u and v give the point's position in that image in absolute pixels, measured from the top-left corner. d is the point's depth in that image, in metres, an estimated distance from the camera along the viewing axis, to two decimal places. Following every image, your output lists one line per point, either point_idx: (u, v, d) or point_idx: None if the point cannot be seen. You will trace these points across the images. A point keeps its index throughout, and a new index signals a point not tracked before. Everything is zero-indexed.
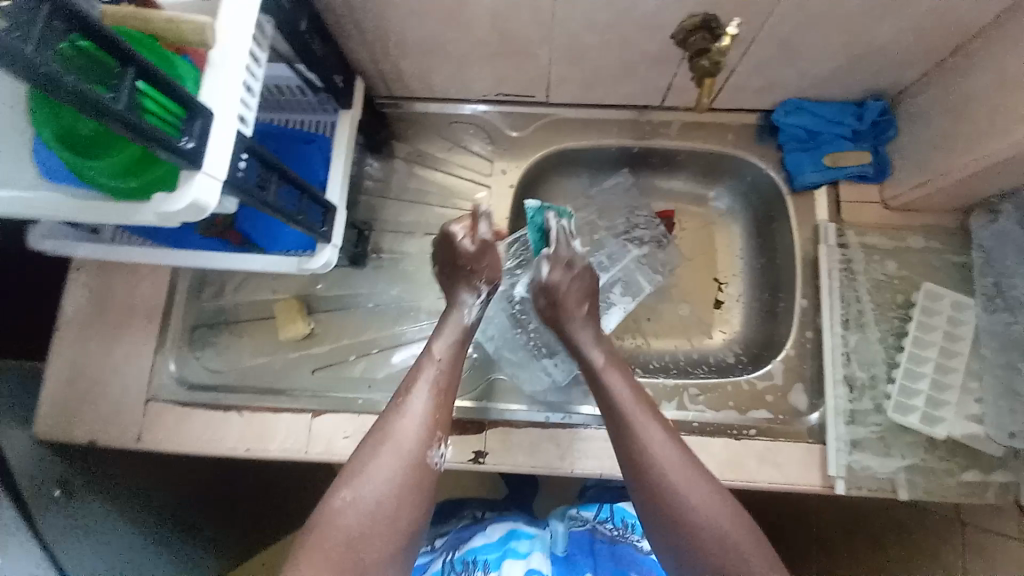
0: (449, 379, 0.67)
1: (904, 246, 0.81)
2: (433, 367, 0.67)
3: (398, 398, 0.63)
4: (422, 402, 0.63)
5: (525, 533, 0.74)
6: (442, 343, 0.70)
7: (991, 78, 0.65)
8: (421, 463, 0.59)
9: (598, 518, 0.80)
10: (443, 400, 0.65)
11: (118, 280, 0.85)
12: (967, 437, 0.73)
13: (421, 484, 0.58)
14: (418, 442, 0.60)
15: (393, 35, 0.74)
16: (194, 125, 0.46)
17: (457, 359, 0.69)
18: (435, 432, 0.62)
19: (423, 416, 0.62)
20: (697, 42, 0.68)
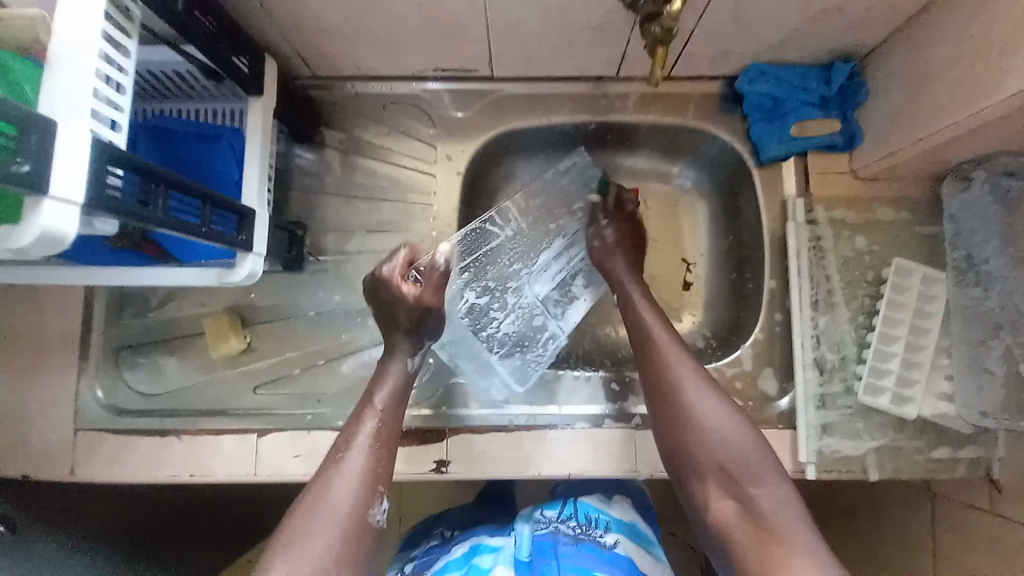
0: (390, 428, 0.62)
1: (875, 219, 0.76)
2: (374, 419, 0.62)
3: (334, 456, 0.58)
4: (363, 454, 0.59)
5: (490, 546, 0.69)
6: (382, 394, 0.65)
7: (962, 37, 0.59)
8: (359, 523, 0.54)
9: (562, 518, 0.74)
10: (385, 452, 0.61)
11: (27, 305, 0.77)
12: (936, 416, 0.71)
13: (361, 546, 0.54)
14: (356, 501, 0.55)
15: (300, 8, 0.64)
16: (30, 141, 0.37)
17: (397, 409, 0.65)
18: (377, 486, 0.57)
19: (364, 472, 0.57)
20: (645, 6, 0.60)
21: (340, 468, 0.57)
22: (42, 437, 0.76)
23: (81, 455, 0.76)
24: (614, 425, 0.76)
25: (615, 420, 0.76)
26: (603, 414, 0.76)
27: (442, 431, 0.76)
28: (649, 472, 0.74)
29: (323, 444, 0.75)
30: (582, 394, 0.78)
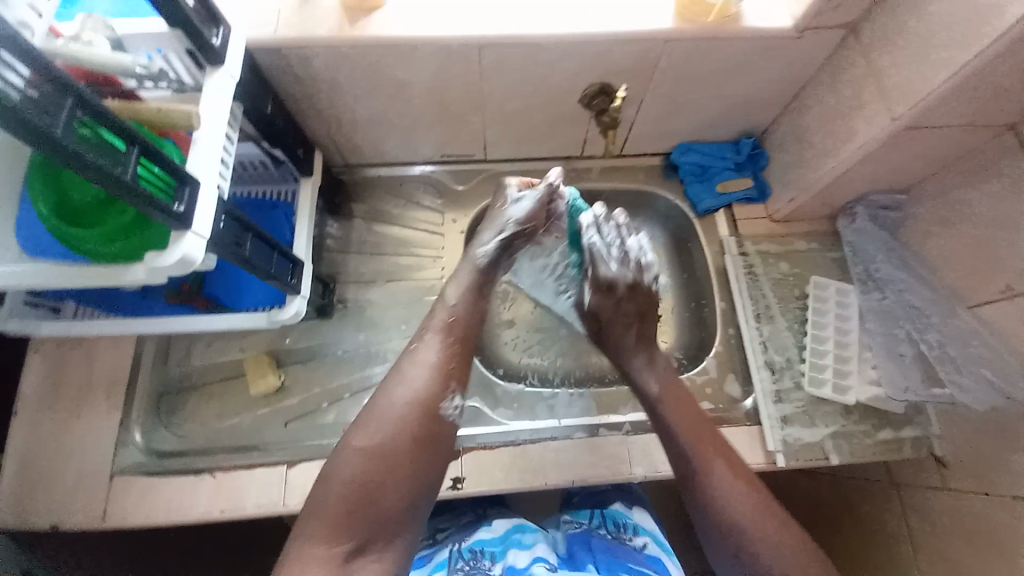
0: (461, 324, 0.75)
1: (792, 249, 0.98)
2: (446, 312, 0.76)
3: (414, 348, 0.72)
4: (439, 349, 0.71)
5: (528, 529, 0.86)
6: (455, 289, 0.79)
7: (820, 113, 0.85)
8: (433, 411, 0.66)
9: (594, 523, 0.90)
10: (456, 349, 0.73)
11: (82, 357, 0.86)
12: (872, 399, 0.85)
13: (433, 430, 0.66)
14: (430, 391, 0.67)
15: (347, 113, 0.87)
16: (184, 192, 0.54)
17: (469, 309, 0.77)
18: (449, 382, 0.69)
19: (437, 363, 0.70)
20: (599, 103, 0.87)
21: (419, 357, 0.70)
22: (75, 482, 0.80)
23: (115, 497, 0.80)
24: (608, 432, 0.87)
25: (608, 428, 0.87)
26: (597, 423, 0.88)
27: (458, 449, 0.84)
28: (644, 473, 0.84)
29: None
30: (577, 406, 0.91)
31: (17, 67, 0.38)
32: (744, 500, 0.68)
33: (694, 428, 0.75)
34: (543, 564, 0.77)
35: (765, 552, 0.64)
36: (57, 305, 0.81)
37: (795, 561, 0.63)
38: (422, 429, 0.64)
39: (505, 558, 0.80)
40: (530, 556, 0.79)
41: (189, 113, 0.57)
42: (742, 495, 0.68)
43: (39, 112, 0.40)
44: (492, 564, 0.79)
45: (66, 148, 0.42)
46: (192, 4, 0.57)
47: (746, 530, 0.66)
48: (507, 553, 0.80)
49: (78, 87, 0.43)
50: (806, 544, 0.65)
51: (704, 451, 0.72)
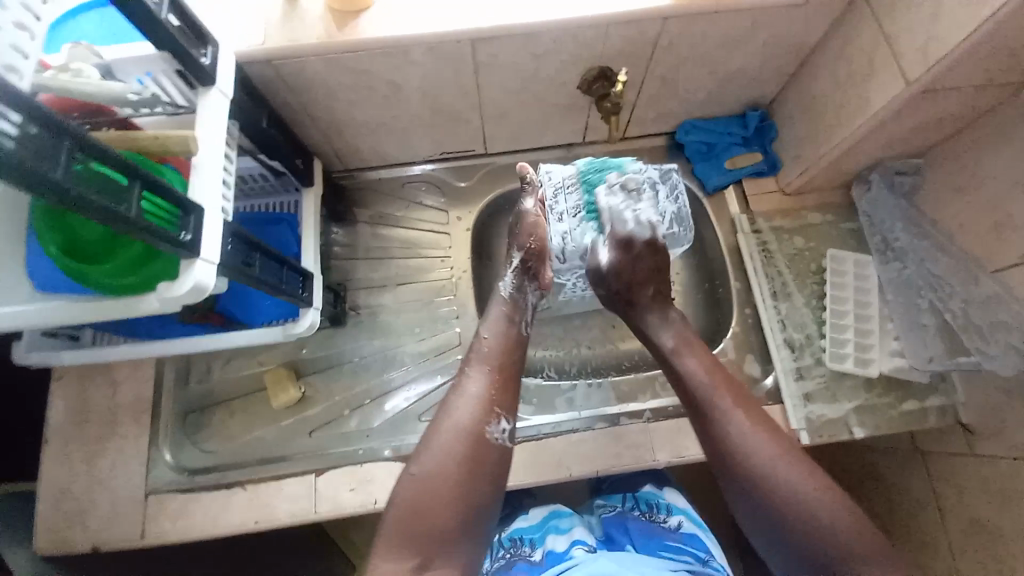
0: (500, 354, 0.75)
1: (806, 223, 0.95)
2: (484, 346, 0.76)
3: (459, 381, 0.72)
4: (480, 380, 0.71)
5: (565, 512, 0.89)
6: (489, 326, 0.78)
7: (829, 82, 0.82)
8: (478, 436, 0.66)
9: (627, 505, 0.92)
10: (498, 380, 0.72)
11: (104, 382, 0.87)
12: (894, 370, 0.84)
13: (483, 456, 0.66)
14: (475, 417, 0.68)
15: (343, 119, 0.86)
16: (189, 220, 0.53)
17: (507, 339, 0.77)
18: (494, 408, 0.69)
19: (479, 393, 0.70)
20: (598, 89, 0.84)
21: (464, 390, 0.71)
22: (112, 503, 0.82)
23: (151, 515, 0.82)
24: (629, 421, 0.87)
25: (630, 417, 0.87)
26: (619, 412, 0.88)
27: None
28: (668, 459, 0.84)
29: (375, 473, 0.84)
30: (596, 398, 0.91)
31: (6, 111, 0.37)
32: (764, 443, 0.66)
33: (709, 374, 0.74)
34: (583, 547, 0.82)
35: (789, 496, 0.61)
36: (74, 333, 0.82)
37: (820, 506, 0.60)
38: (471, 455, 0.65)
39: (546, 544, 0.84)
40: (570, 539, 0.83)
41: (185, 137, 0.56)
42: (762, 438, 0.66)
43: (37, 158, 0.39)
44: (532, 551, 0.84)
45: (68, 193, 0.41)
46: (178, 24, 0.56)
47: (767, 473, 0.63)
48: (546, 539, 0.84)
49: (70, 127, 0.42)
50: (834, 492, 0.62)
51: (718, 396, 0.71)
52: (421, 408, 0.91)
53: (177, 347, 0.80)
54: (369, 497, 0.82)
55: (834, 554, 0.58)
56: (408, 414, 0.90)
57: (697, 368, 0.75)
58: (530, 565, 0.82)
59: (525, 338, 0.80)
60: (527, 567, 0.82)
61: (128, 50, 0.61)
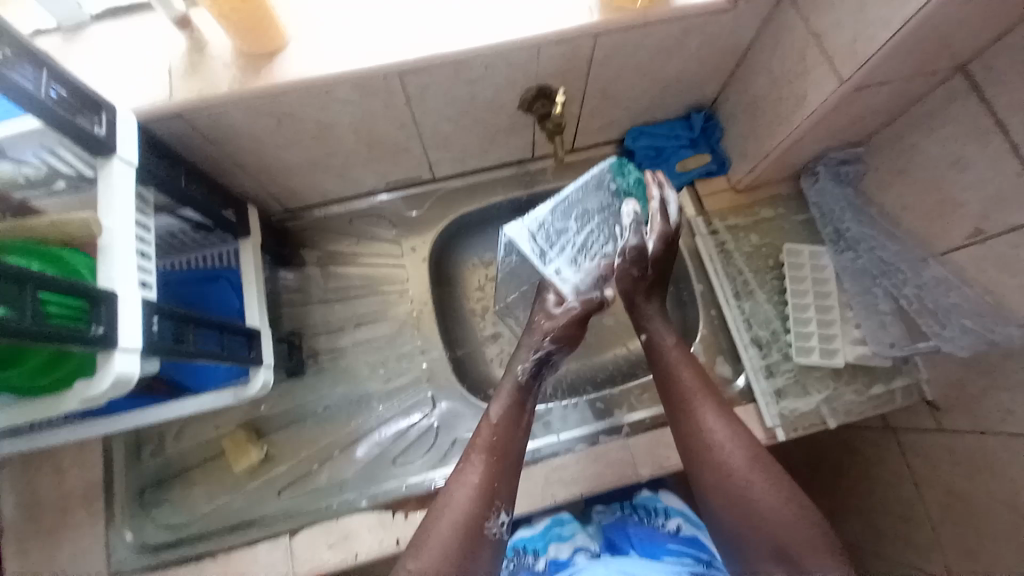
0: (504, 442, 0.71)
1: (760, 218, 0.95)
2: (489, 431, 0.72)
3: (460, 468, 0.69)
4: (480, 470, 0.68)
5: (567, 518, 0.89)
6: (497, 406, 0.74)
7: (765, 80, 0.81)
8: (476, 533, 0.63)
9: (627, 512, 0.92)
10: (500, 468, 0.69)
11: (48, 470, 0.81)
12: (859, 358, 0.85)
13: (478, 555, 0.62)
14: (474, 510, 0.65)
15: (273, 162, 0.81)
16: (100, 311, 0.49)
17: (515, 423, 0.73)
18: (493, 500, 0.66)
19: (479, 485, 0.66)
20: (539, 108, 0.82)
21: (465, 479, 0.67)
22: None
23: None
24: (608, 438, 0.86)
25: (607, 434, 0.87)
26: (597, 431, 0.87)
27: None
28: (648, 473, 0.83)
29: (353, 527, 0.80)
30: (573, 418, 0.89)
31: None
32: (738, 441, 0.69)
33: (700, 384, 0.74)
34: (585, 554, 0.80)
35: (754, 503, 0.65)
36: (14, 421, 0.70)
37: (780, 505, 0.64)
38: (466, 553, 0.62)
39: (548, 551, 0.83)
40: (573, 546, 0.82)
41: (86, 220, 0.51)
42: (735, 436, 0.70)
43: None
44: (535, 560, 0.82)
45: None
46: (65, 97, 0.51)
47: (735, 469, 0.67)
48: (549, 547, 0.83)
49: None
50: (797, 500, 0.65)
51: (707, 403, 0.73)
52: (396, 452, 0.88)
53: (119, 425, 0.71)
54: (349, 552, 0.79)
55: (795, 545, 0.61)
56: (381, 459, 0.88)
57: (693, 379, 0.75)
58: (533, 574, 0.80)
59: (532, 421, 0.76)
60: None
61: (8, 126, 0.54)
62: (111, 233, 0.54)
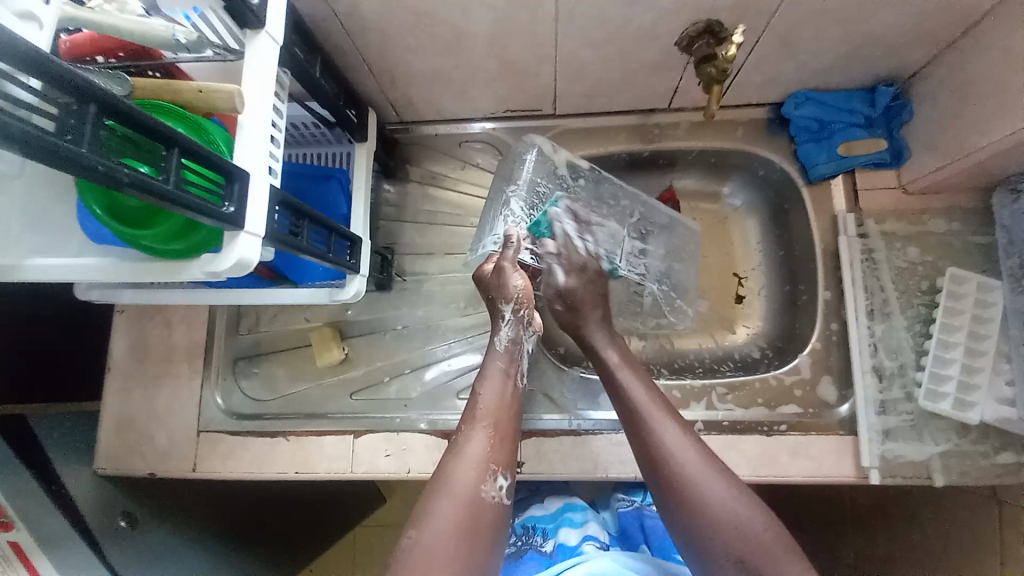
0: (500, 410, 0.69)
1: (925, 230, 0.80)
2: (480, 401, 0.70)
3: (457, 440, 0.66)
4: (478, 440, 0.65)
5: (579, 504, 0.86)
6: (489, 387, 0.72)
7: (998, 57, 0.64)
8: (478, 500, 0.60)
9: (646, 501, 0.87)
10: (498, 438, 0.67)
11: (162, 321, 0.90)
12: (1000, 420, 0.73)
13: (483, 522, 0.60)
14: (474, 481, 0.62)
15: (400, 66, 0.77)
16: (233, 189, 0.48)
17: (511, 394, 0.72)
18: (491, 465, 0.64)
19: (479, 453, 0.64)
20: (701, 48, 0.70)
21: (462, 446, 0.65)
22: (167, 439, 0.87)
23: (203, 451, 0.86)
24: None
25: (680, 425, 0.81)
26: None
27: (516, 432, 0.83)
28: None
29: (412, 443, 0.83)
30: None
31: (18, 76, 0.32)
32: (694, 448, 0.63)
33: (653, 400, 0.69)
34: (594, 544, 0.78)
35: (726, 510, 0.58)
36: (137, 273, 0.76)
37: (755, 515, 0.58)
38: (471, 520, 0.59)
39: (557, 535, 0.81)
40: (582, 534, 0.80)
41: (229, 92, 0.49)
42: (692, 444, 0.64)
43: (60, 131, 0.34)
44: (543, 541, 0.81)
45: (94, 169, 0.36)
46: None
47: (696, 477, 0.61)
48: (559, 531, 0.82)
49: (99, 93, 0.36)
50: (751, 496, 0.59)
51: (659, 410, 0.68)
52: (461, 385, 0.89)
53: (229, 297, 0.75)
54: (403, 466, 0.83)
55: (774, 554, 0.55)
56: (447, 389, 0.89)
57: (643, 393, 0.70)
58: (541, 555, 0.80)
59: (522, 392, 0.75)
60: (537, 557, 0.80)
61: None
62: (250, 111, 0.52)
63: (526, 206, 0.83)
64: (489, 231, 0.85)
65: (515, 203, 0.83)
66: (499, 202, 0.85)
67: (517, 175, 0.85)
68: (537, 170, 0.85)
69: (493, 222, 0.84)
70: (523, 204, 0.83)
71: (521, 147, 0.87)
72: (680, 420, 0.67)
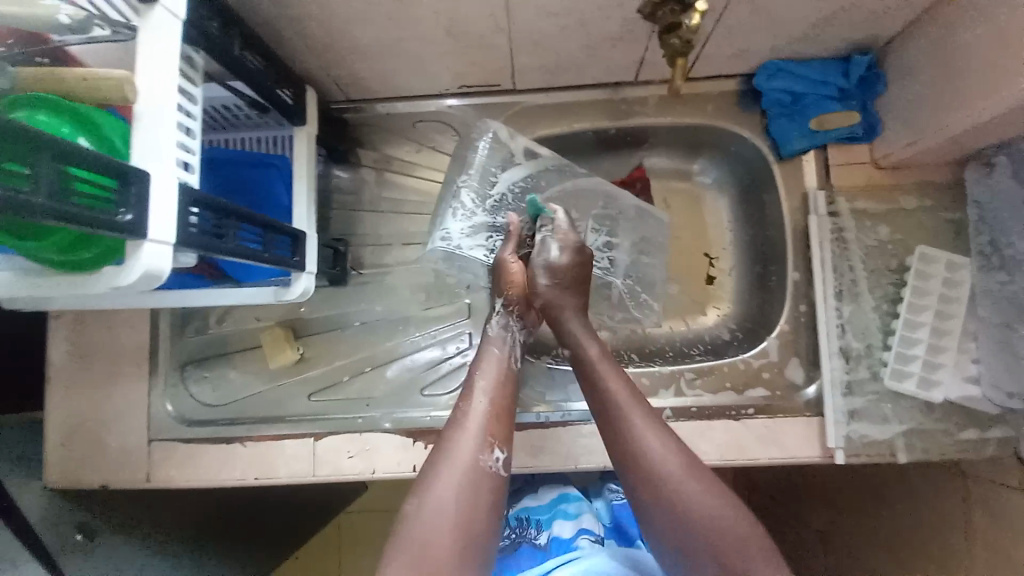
0: (497, 386, 0.65)
1: (896, 208, 0.78)
2: (478, 377, 0.66)
3: (456, 409, 0.63)
4: (477, 410, 0.62)
5: (575, 494, 0.81)
6: (486, 366, 0.68)
7: (980, 21, 0.60)
8: (477, 469, 0.57)
9: None
10: (498, 411, 0.63)
11: (99, 326, 0.83)
12: (962, 399, 0.73)
13: (483, 491, 0.56)
14: (473, 449, 0.58)
15: (339, 40, 0.70)
16: (131, 192, 0.43)
17: (507, 370, 0.68)
18: (488, 437, 0.60)
19: (478, 422, 0.61)
20: (664, 16, 0.63)
21: (463, 411, 0.62)
22: (116, 449, 0.82)
23: (155, 460, 0.82)
24: None
25: None
26: None
27: None
28: None
29: (376, 443, 0.80)
30: None
31: None
32: (667, 452, 0.58)
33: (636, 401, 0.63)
34: (589, 538, 0.74)
35: (705, 525, 0.52)
36: None
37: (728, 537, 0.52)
38: (474, 490, 0.55)
39: (552, 528, 0.77)
40: (577, 527, 0.75)
41: (121, 79, 0.43)
42: (666, 449, 0.58)
43: None
44: (537, 534, 0.78)
45: None
46: None
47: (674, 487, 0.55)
48: (553, 523, 0.78)
49: None
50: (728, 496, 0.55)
51: (636, 407, 0.62)
52: (425, 381, 0.85)
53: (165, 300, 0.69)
54: (367, 467, 0.80)
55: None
56: (411, 385, 0.85)
57: (623, 389, 0.64)
58: (535, 548, 0.76)
59: (517, 372, 0.70)
60: (531, 550, 0.76)
61: None
62: (149, 100, 0.46)
63: (477, 198, 0.81)
64: (440, 225, 0.82)
65: (466, 195, 0.81)
66: (450, 193, 0.83)
67: (470, 164, 0.83)
68: (491, 157, 0.83)
69: (443, 216, 0.82)
70: (474, 196, 0.81)
71: (476, 133, 0.84)
72: (657, 421, 0.61)
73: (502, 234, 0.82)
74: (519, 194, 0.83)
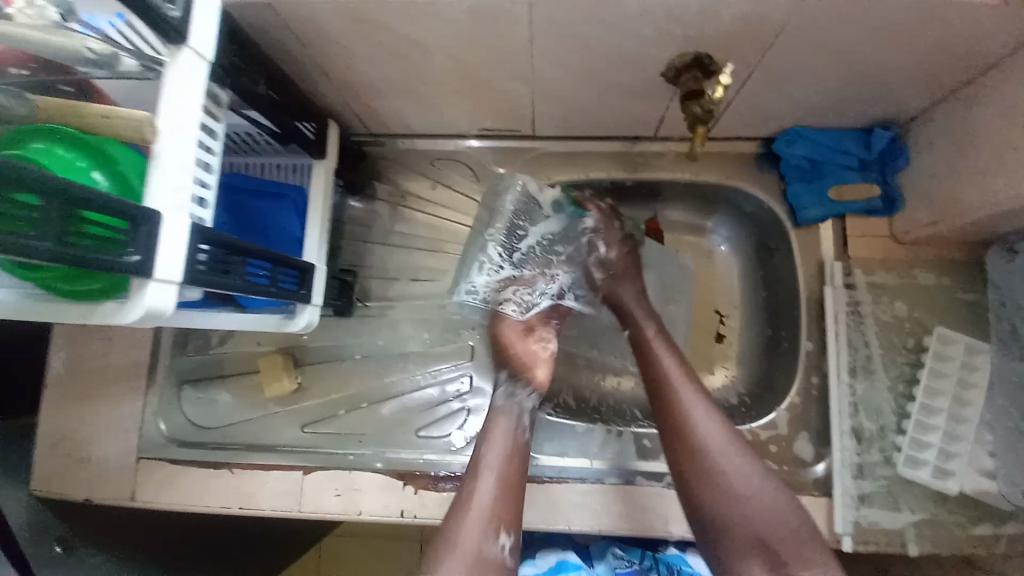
0: (508, 468, 0.66)
1: (913, 284, 0.76)
2: (495, 454, 0.67)
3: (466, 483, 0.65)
4: (484, 492, 0.64)
5: (574, 564, 0.77)
6: (494, 449, 0.67)
7: (1003, 111, 0.60)
8: (480, 562, 0.59)
9: (646, 564, 0.78)
10: (508, 493, 0.64)
11: (99, 339, 0.83)
12: (977, 491, 0.70)
13: None
14: (477, 534, 0.60)
15: (361, 81, 0.71)
16: (140, 233, 0.42)
17: (514, 449, 0.68)
18: (494, 522, 0.61)
19: (486, 508, 0.62)
20: (686, 82, 0.64)
21: (474, 484, 0.64)
22: (103, 466, 0.81)
23: (140, 478, 0.80)
24: (646, 481, 0.77)
25: (647, 477, 0.78)
26: (635, 470, 0.78)
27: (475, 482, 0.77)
28: (681, 533, 0.74)
29: (362, 483, 0.77)
30: (613, 449, 0.81)
31: None
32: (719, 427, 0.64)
33: (683, 372, 0.69)
34: None
35: (742, 489, 0.60)
36: None
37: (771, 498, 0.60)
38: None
39: None
40: None
41: (141, 118, 0.44)
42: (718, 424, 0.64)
43: None
44: None
45: None
46: None
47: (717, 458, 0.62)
48: None
49: None
50: (776, 495, 0.59)
51: (689, 390, 0.67)
52: (421, 422, 0.84)
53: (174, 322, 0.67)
54: (353, 507, 0.77)
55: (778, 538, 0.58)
56: (407, 425, 0.84)
57: (674, 365, 0.70)
58: None
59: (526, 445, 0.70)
60: None
61: None
62: (169, 139, 0.46)
63: (504, 252, 0.78)
64: (465, 277, 0.81)
65: (492, 249, 0.78)
66: (476, 244, 0.80)
67: (496, 216, 0.79)
68: (518, 210, 0.78)
69: (468, 268, 0.81)
70: (500, 250, 0.78)
71: (505, 180, 0.79)
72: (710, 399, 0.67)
73: (527, 287, 0.80)
74: (546, 247, 0.80)
